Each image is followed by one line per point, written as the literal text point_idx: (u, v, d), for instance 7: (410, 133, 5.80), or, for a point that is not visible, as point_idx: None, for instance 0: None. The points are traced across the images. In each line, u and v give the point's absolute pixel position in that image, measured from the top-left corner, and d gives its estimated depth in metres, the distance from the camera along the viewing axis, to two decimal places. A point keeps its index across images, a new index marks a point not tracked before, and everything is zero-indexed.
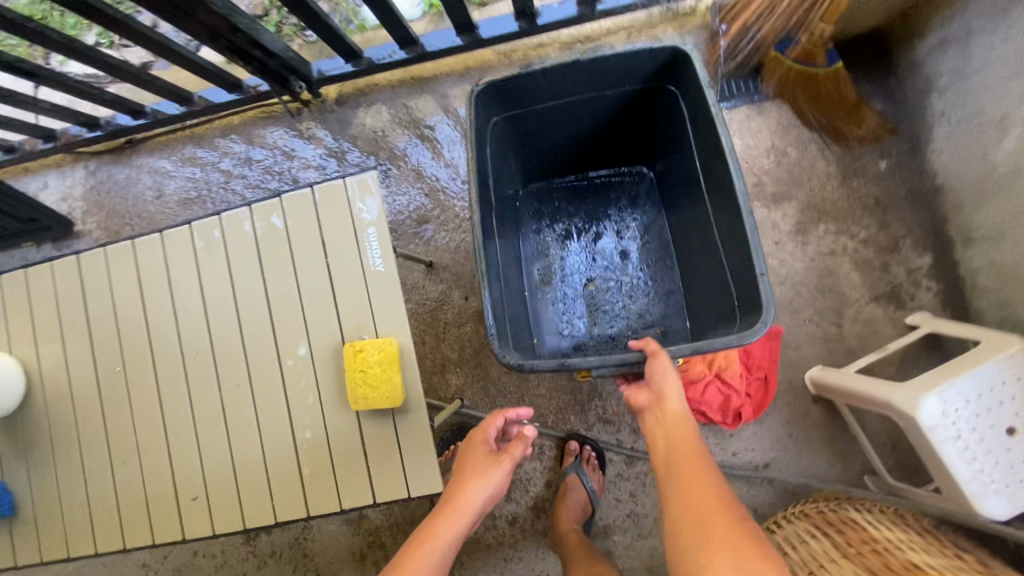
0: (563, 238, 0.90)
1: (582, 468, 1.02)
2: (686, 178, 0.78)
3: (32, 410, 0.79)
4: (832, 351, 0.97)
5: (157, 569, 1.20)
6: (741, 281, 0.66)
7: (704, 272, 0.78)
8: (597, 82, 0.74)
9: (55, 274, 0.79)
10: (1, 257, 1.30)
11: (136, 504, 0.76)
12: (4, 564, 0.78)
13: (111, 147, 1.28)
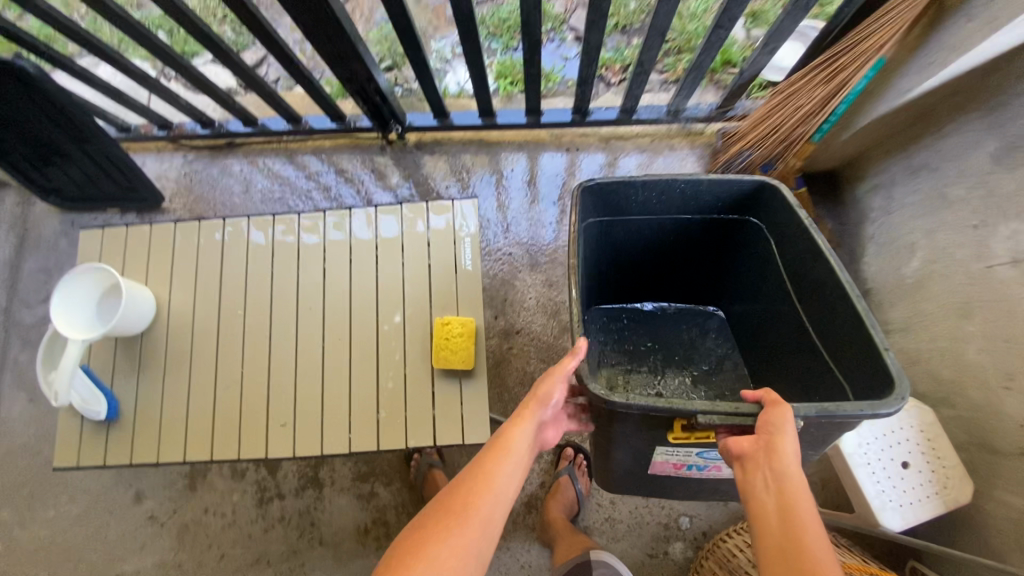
0: (636, 348, 1.10)
1: (574, 471, 1.22)
2: (779, 286, 0.92)
3: (153, 334, 0.95)
4: None
5: (163, 521, 1.28)
6: (850, 362, 0.77)
7: (796, 355, 0.91)
8: (687, 204, 0.93)
9: (201, 230, 0.99)
10: (85, 216, 1.46)
11: (229, 424, 0.91)
12: (92, 462, 0.91)
13: (210, 144, 1.50)
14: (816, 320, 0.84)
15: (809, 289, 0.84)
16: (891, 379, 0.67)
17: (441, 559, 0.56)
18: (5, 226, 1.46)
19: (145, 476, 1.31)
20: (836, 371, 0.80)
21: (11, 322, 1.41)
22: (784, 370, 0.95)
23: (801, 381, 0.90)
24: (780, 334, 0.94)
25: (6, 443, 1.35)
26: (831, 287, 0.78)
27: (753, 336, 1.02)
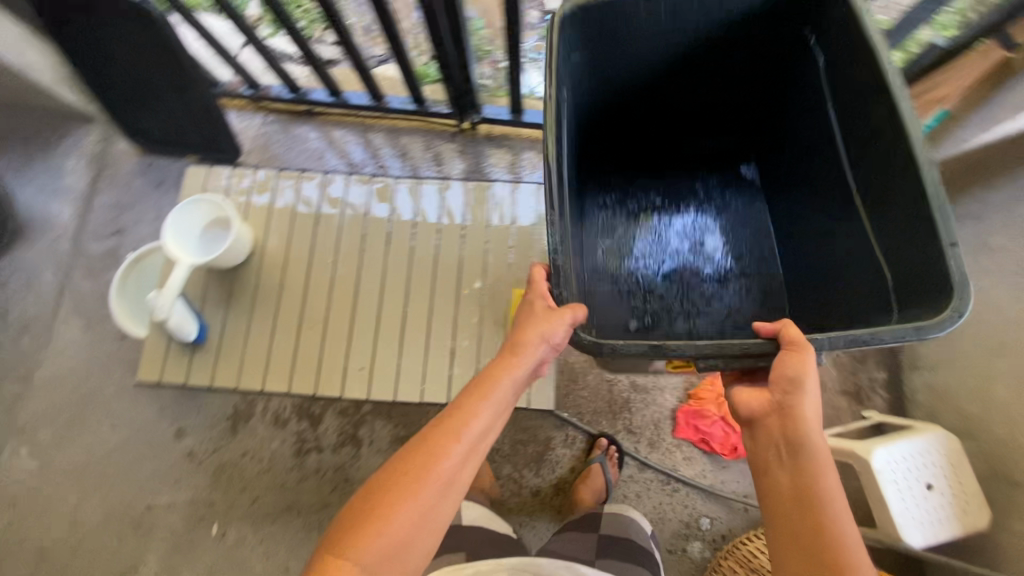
0: (650, 205, 1.16)
1: (606, 460, 1.26)
2: (832, 159, 0.96)
3: (246, 271, 1.03)
4: None
5: (202, 458, 1.32)
6: (903, 241, 0.81)
7: (838, 252, 0.97)
8: (704, 15, 0.92)
9: (301, 184, 1.09)
10: (163, 161, 1.52)
11: (309, 360, 1.00)
12: (174, 379, 0.98)
13: (290, 110, 1.57)
14: (866, 188, 0.89)
15: (861, 148, 0.88)
16: (952, 286, 0.71)
17: (401, 517, 0.63)
18: (83, 160, 1.51)
19: (188, 413, 1.34)
20: (882, 258, 0.87)
21: (77, 252, 1.46)
22: (821, 251, 1.01)
23: (838, 258, 0.97)
24: (823, 211, 1.00)
25: (56, 366, 1.39)
26: (895, 139, 0.80)
27: (789, 163, 1.09)
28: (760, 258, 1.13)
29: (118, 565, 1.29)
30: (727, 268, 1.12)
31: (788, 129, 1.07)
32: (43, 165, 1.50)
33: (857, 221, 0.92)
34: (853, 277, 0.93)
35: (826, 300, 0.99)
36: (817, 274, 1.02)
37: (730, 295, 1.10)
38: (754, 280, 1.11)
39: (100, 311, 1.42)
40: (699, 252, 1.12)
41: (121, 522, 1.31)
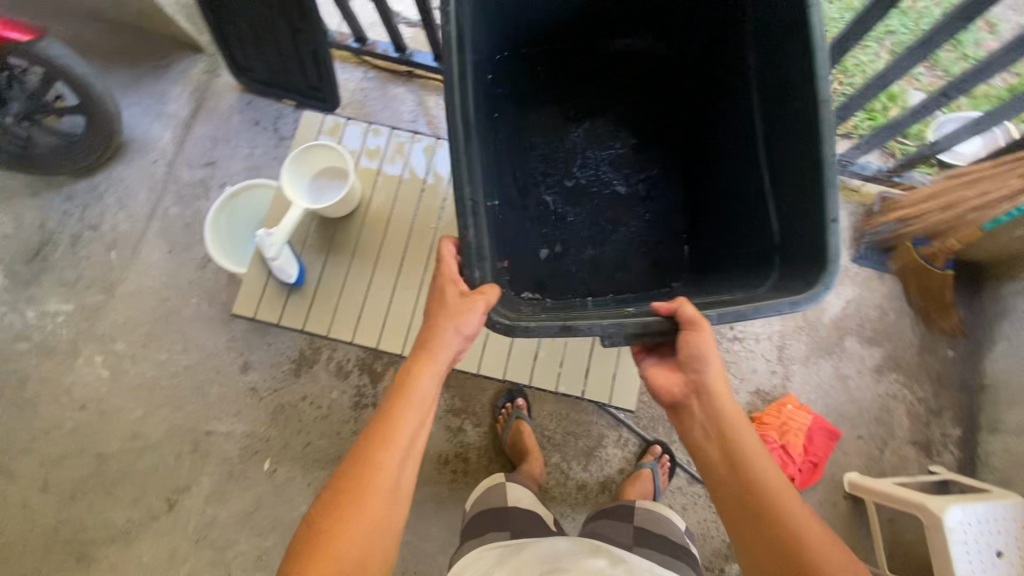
0: (563, 124, 1.21)
1: (657, 467, 1.25)
2: (747, 124, 1.03)
3: (349, 225, 1.06)
4: (869, 466, 1.28)
5: (263, 395, 1.36)
6: (793, 203, 0.90)
7: (738, 212, 1.05)
8: None
9: (413, 148, 1.10)
10: (264, 102, 1.55)
11: (398, 321, 1.04)
12: (270, 317, 1.04)
13: (391, 69, 1.56)
14: (773, 152, 0.95)
15: (777, 108, 0.93)
16: (826, 263, 0.80)
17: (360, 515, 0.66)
18: (188, 89, 1.54)
19: (256, 350, 1.38)
20: (773, 220, 0.95)
21: (170, 177, 1.49)
22: (718, 208, 1.10)
23: (732, 217, 1.06)
24: (732, 171, 1.08)
25: (138, 283, 1.43)
26: (802, 101, 0.85)
27: (707, 99, 1.16)
28: (663, 185, 1.19)
29: (173, 482, 1.34)
30: (628, 192, 1.18)
31: (716, 65, 1.12)
32: (149, 87, 1.53)
33: (760, 184, 0.99)
34: (744, 237, 1.02)
35: (719, 241, 1.08)
36: (711, 220, 1.11)
37: (625, 222, 1.17)
38: (654, 207, 1.18)
39: (186, 237, 1.46)
40: (604, 177, 1.20)
41: (180, 442, 1.36)
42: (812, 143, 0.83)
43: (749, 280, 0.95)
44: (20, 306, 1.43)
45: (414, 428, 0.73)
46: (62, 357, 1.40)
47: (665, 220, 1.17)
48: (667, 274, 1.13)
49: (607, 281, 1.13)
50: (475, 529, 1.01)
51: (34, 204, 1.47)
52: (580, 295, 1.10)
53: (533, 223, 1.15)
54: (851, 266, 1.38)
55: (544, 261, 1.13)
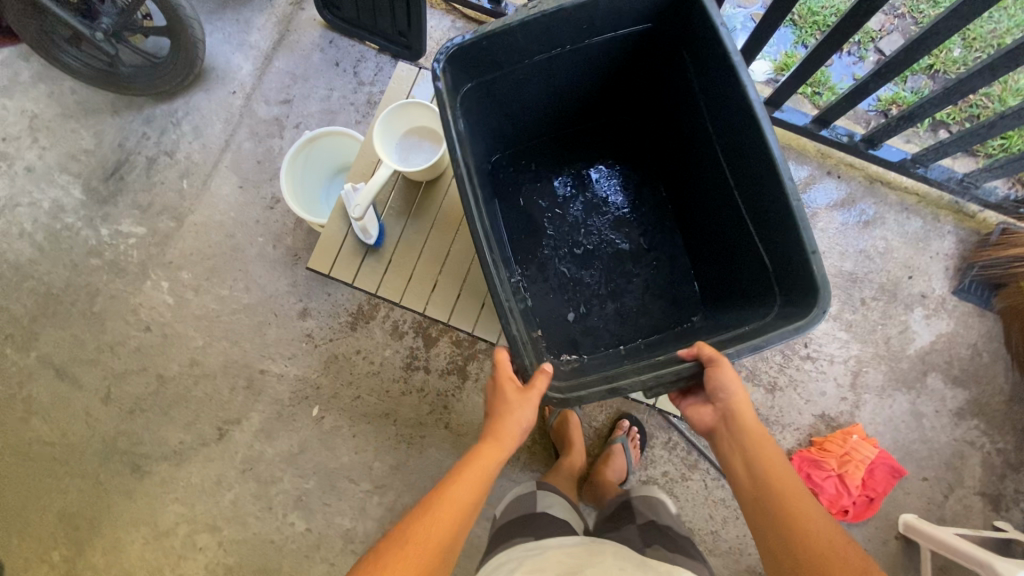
0: (556, 198, 1.12)
1: (627, 441, 1.22)
2: (721, 188, 0.95)
3: (434, 191, 1.02)
4: (929, 511, 1.22)
5: (318, 343, 1.38)
6: (783, 264, 0.82)
7: (735, 259, 0.95)
8: (588, 30, 0.90)
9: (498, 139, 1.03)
10: (347, 43, 1.49)
11: (471, 299, 1.02)
12: (341, 276, 1.02)
13: (482, 21, 1.47)
14: (753, 212, 0.87)
15: (749, 183, 0.86)
16: (817, 288, 0.75)
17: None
18: (272, 20, 1.49)
19: (316, 297, 1.39)
20: (762, 253, 0.87)
21: (246, 110, 1.47)
22: (715, 258, 1.01)
23: (726, 265, 0.98)
24: (717, 230, 0.99)
25: (207, 215, 1.44)
26: (773, 181, 0.80)
27: (673, 167, 1.08)
28: (666, 234, 1.10)
29: (225, 413, 1.38)
30: (632, 246, 1.09)
31: (671, 127, 1.05)
32: (234, 14, 1.49)
33: (742, 232, 0.91)
34: (741, 287, 0.94)
35: (718, 274, 1.01)
36: (713, 270, 1.02)
37: (634, 279, 1.08)
38: (660, 253, 1.09)
39: (257, 174, 1.45)
40: (611, 241, 1.10)
41: (235, 376, 1.39)
42: (788, 209, 0.78)
43: (755, 309, 0.88)
44: (96, 222, 1.46)
45: (465, 505, 0.70)
46: (131, 278, 1.44)
47: (669, 261, 1.09)
48: (683, 314, 1.05)
49: (635, 331, 1.05)
50: (500, 536, 0.94)
51: (114, 122, 1.48)
52: (613, 346, 1.04)
53: (548, 299, 1.06)
54: (951, 298, 1.28)
55: (574, 324, 1.05)
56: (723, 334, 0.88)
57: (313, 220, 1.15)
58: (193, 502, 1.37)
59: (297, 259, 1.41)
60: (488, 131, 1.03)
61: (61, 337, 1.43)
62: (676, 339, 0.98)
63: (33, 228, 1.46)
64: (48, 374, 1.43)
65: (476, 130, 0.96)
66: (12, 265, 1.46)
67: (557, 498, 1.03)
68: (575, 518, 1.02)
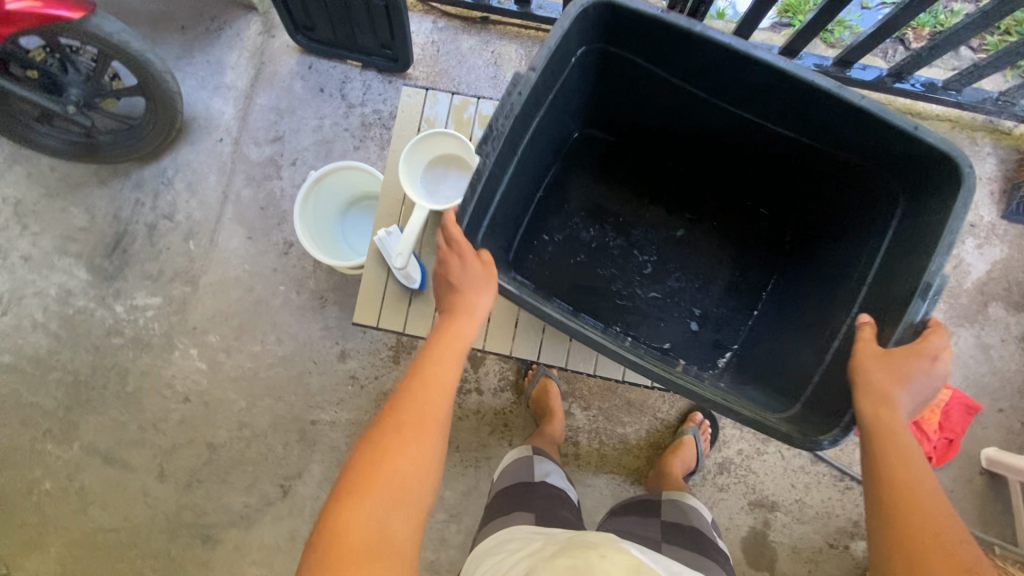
0: (590, 246, 0.96)
1: (699, 433, 1.20)
2: (771, 139, 0.83)
3: None
4: (1009, 441, 1.20)
5: (364, 384, 1.34)
6: (886, 154, 0.73)
7: (819, 180, 0.85)
8: (554, 75, 0.75)
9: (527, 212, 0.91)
10: (326, 64, 1.40)
11: (529, 326, 0.97)
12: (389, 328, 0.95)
13: (464, 16, 1.39)
14: (827, 141, 0.78)
15: (816, 123, 0.75)
16: (946, 157, 0.66)
17: (401, 472, 0.61)
18: (244, 55, 1.40)
19: (352, 338, 1.35)
20: (853, 159, 0.77)
21: (238, 156, 1.39)
22: (784, 186, 0.91)
23: (806, 189, 0.88)
24: (777, 168, 0.89)
25: (222, 272, 1.38)
26: (854, 115, 0.69)
27: (683, 155, 0.95)
28: (705, 198, 0.97)
29: (284, 469, 1.36)
30: (686, 230, 0.98)
31: (647, 122, 0.92)
32: (203, 56, 1.40)
33: (817, 154, 0.81)
34: (837, 202, 0.85)
35: (795, 198, 0.90)
36: (786, 191, 0.91)
37: (711, 265, 0.96)
38: (713, 206, 0.97)
39: (264, 221, 1.38)
40: (659, 242, 0.97)
41: (287, 431, 1.36)
42: (881, 124, 0.68)
43: (874, 202, 0.79)
44: (108, 300, 1.40)
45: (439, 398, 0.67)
46: (158, 350, 1.39)
47: (730, 212, 0.97)
48: (777, 237, 0.94)
49: (747, 296, 0.94)
50: (502, 508, 0.88)
51: (104, 194, 1.40)
52: (746, 322, 0.93)
53: (663, 336, 0.93)
54: (1003, 224, 1.24)
55: (703, 331, 0.94)
56: (865, 283, 0.77)
57: (342, 265, 1.09)
58: (270, 562, 1.35)
59: (324, 302, 1.36)
60: (513, 221, 0.88)
61: (100, 424, 1.40)
62: (808, 278, 0.88)
63: (45, 318, 1.41)
64: (95, 462, 1.39)
65: (503, 204, 0.80)
66: (33, 359, 1.41)
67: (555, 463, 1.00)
68: (571, 487, 0.98)
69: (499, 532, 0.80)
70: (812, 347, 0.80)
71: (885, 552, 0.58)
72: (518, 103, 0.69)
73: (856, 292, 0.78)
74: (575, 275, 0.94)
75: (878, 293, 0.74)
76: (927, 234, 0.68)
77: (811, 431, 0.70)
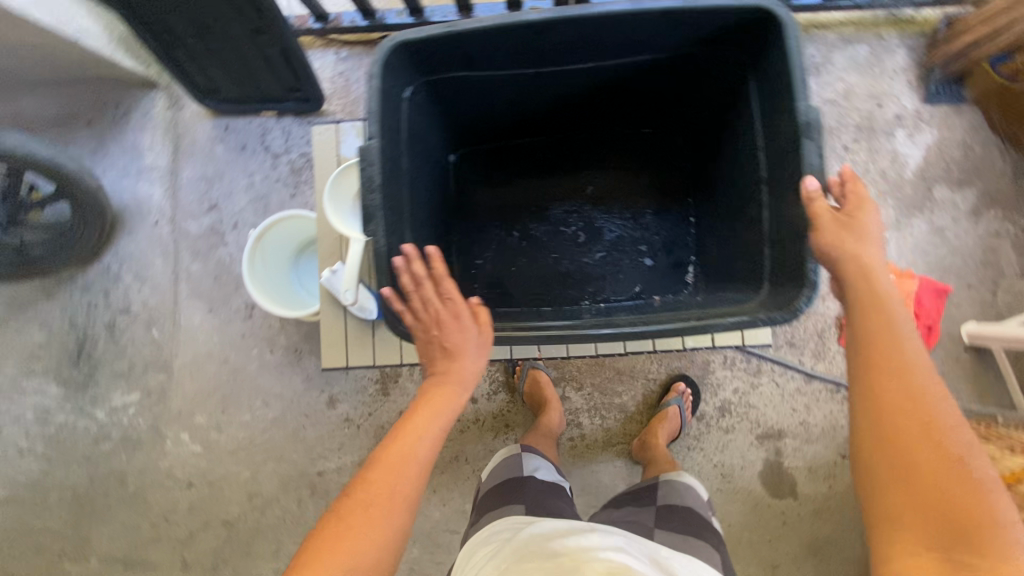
0: (527, 240, 0.97)
1: (682, 403, 1.21)
2: (620, 75, 0.82)
3: None
4: (986, 311, 1.23)
5: (360, 423, 1.34)
6: (724, 39, 0.73)
7: (679, 87, 0.85)
8: (396, 109, 0.71)
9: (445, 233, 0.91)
10: (243, 120, 1.39)
11: None
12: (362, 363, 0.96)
13: (365, 40, 1.38)
14: (669, 53, 0.77)
15: (650, 41, 0.75)
16: (773, 18, 0.66)
17: (365, 547, 0.62)
18: (158, 132, 1.39)
19: (336, 382, 1.35)
20: (697, 54, 0.77)
21: (178, 234, 1.38)
22: (653, 107, 0.91)
23: (674, 102, 0.89)
24: (640, 98, 0.88)
25: (193, 351, 1.37)
26: (678, 18, 0.69)
27: (556, 125, 0.94)
28: (594, 152, 0.97)
29: (304, 526, 1.35)
30: (596, 190, 0.97)
31: (504, 117, 0.90)
32: (116, 144, 1.38)
33: (665, 68, 0.81)
34: (703, 99, 0.86)
35: (668, 109, 0.91)
36: (656, 110, 0.92)
37: (636, 206, 0.97)
38: (603, 156, 0.97)
39: (221, 291, 1.37)
40: (579, 207, 0.97)
41: (297, 489, 1.35)
42: (704, 13, 0.68)
43: (731, 81, 0.78)
44: (87, 409, 1.38)
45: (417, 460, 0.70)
46: (149, 445, 1.37)
47: (623, 152, 0.97)
48: (672, 146, 0.96)
49: (682, 210, 0.96)
50: (491, 502, 0.95)
51: (54, 305, 1.38)
52: (688, 230, 0.95)
53: (625, 286, 0.94)
54: (927, 109, 1.28)
55: (659, 261, 0.95)
56: (763, 178, 0.76)
57: (302, 313, 1.08)
58: None
59: (300, 353, 1.36)
60: (441, 246, 0.89)
61: (112, 531, 1.38)
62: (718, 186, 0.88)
63: (29, 442, 1.39)
64: (117, 570, 1.37)
65: (421, 258, 0.80)
66: (28, 486, 1.38)
67: (541, 458, 1.04)
68: (562, 478, 1.03)
69: (492, 523, 0.89)
70: (749, 250, 0.80)
71: (882, 443, 0.59)
72: (376, 176, 0.66)
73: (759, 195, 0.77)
74: (524, 270, 0.95)
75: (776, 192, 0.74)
76: (787, 124, 0.69)
77: (784, 301, 0.69)
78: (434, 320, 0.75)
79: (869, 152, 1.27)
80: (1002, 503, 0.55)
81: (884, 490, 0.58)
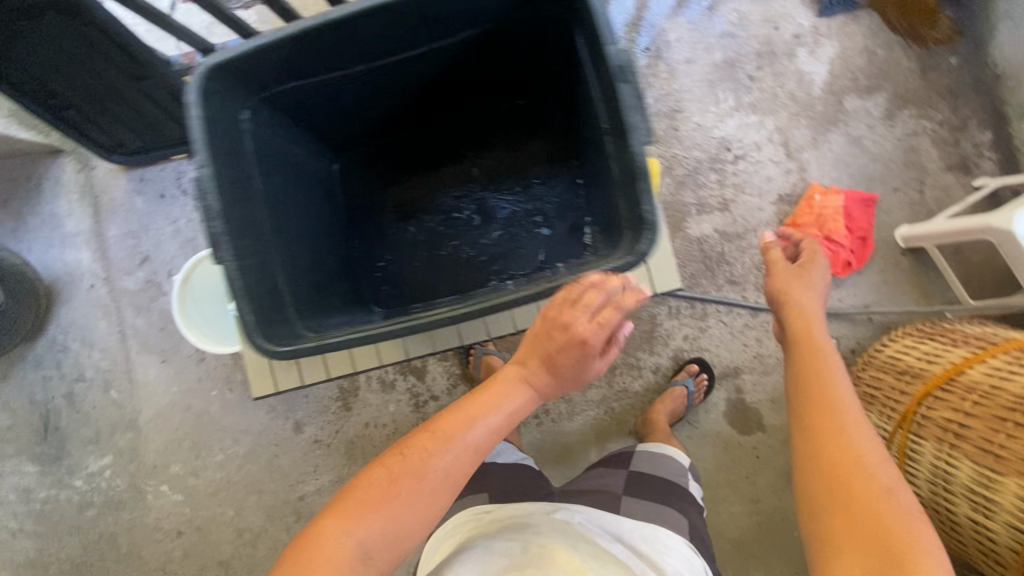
0: (422, 234, 0.97)
1: (693, 385, 1.21)
2: (462, 57, 0.84)
3: None
4: (916, 212, 1.23)
5: (330, 442, 1.35)
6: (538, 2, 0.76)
7: (527, 56, 0.86)
8: (234, 131, 0.73)
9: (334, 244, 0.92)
10: (156, 168, 1.39)
11: None
12: (292, 383, 0.98)
13: None
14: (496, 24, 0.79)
15: (469, 19, 0.77)
16: None
17: (408, 504, 0.63)
18: (75, 197, 1.39)
19: (300, 407, 1.36)
20: (523, 20, 0.79)
21: (116, 292, 1.38)
22: (513, 80, 0.92)
23: (530, 70, 0.90)
24: (494, 74, 0.90)
25: (154, 404, 1.38)
26: None
27: (427, 115, 0.96)
28: (472, 134, 0.99)
29: None
30: (482, 172, 0.99)
31: (370, 117, 0.92)
32: (37, 217, 1.38)
33: (502, 40, 0.83)
34: (551, 63, 0.87)
35: (529, 79, 0.92)
36: (517, 82, 0.93)
37: (527, 180, 0.97)
38: (483, 136, 0.99)
39: (170, 340, 1.38)
40: (469, 191, 0.98)
41: (283, 517, 1.36)
42: None
43: (562, 39, 0.80)
44: (66, 480, 1.39)
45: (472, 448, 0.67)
46: (132, 502, 1.39)
47: (501, 129, 0.98)
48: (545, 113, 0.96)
49: (572, 172, 0.94)
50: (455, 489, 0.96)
51: (12, 385, 1.39)
52: (581, 194, 0.92)
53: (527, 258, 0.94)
54: (824, 22, 1.27)
55: (557, 229, 0.94)
56: (604, 128, 0.74)
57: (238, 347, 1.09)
58: None
59: None
60: (331, 258, 0.90)
61: None
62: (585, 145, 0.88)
63: (18, 522, 1.40)
64: None
65: (302, 274, 0.81)
66: (25, 564, 1.40)
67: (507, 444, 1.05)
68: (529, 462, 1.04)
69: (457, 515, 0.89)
70: (610, 197, 0.78)
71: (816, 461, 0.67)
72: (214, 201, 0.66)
73: (603, 148, 0.77)
74: (424, 262, 0.96)
75: (613, 137, 0.72)
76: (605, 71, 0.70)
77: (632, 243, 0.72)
78: (555, 322, 0.71)
79: (773, 77, 1.26)
80: (923, 532, 0.58)
81: (821, 516, 0.63)
